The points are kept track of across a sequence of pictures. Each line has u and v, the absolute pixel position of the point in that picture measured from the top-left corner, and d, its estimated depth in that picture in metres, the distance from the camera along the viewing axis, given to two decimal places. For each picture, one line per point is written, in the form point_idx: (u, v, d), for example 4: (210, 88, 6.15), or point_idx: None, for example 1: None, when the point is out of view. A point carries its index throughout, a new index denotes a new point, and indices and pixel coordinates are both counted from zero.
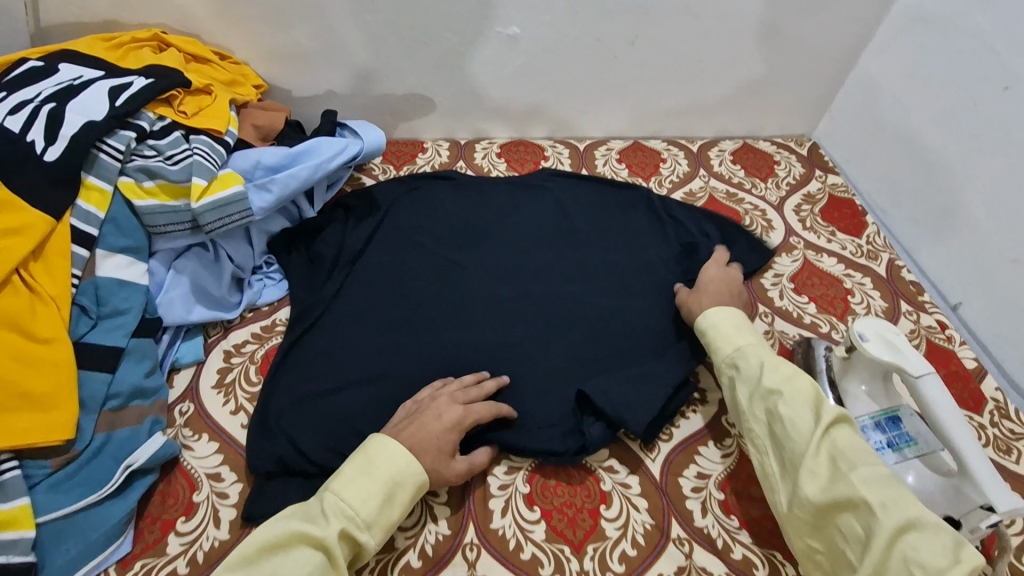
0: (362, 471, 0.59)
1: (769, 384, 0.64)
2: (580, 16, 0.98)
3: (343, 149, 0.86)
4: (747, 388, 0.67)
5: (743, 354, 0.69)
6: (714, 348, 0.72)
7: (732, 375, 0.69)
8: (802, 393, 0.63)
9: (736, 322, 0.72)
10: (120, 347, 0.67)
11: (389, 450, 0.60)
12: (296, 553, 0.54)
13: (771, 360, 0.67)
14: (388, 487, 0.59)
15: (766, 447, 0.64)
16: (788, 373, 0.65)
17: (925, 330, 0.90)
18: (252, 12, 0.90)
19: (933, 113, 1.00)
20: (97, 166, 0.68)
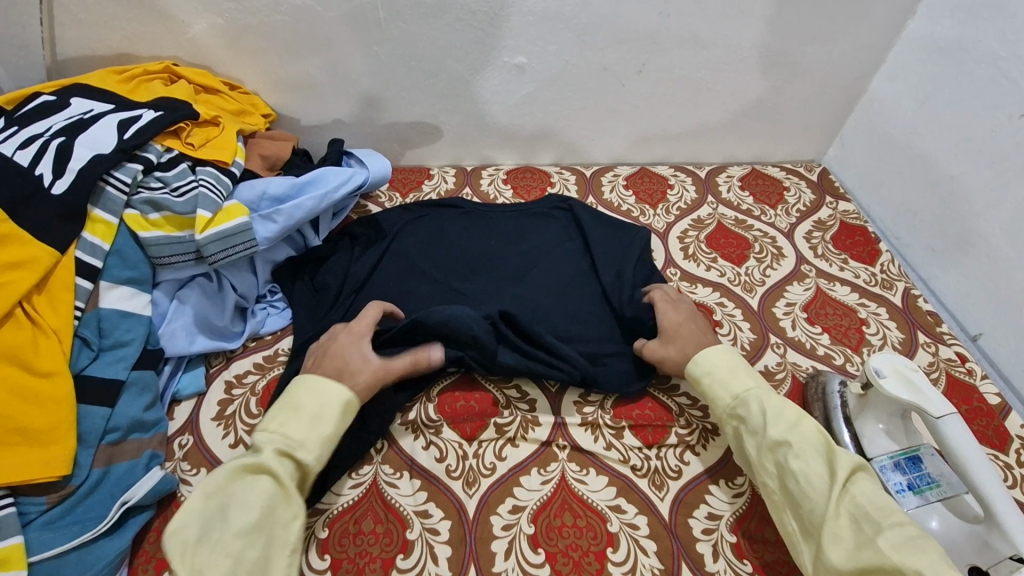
0: (288, 409, 0.62)
1: (774, 435, 0.63)
2: (587, 46, 0.98)
3: (349, 179, 0.86)
4: (754, 439, 0.65)
5: (743, 402, 0.67)
6: (712, 397, 0.70)
7: (737, 425, 0.67)
8: (808, 443, 0.62)
9: (730, 364, 0.71)
10: (120, 379, 0.66)
11: (308, 387, 0.64)
12: (240, 481, 0.56)
13: (772, 407, 0.65)
14: (315, 409, 0.62)
15: (783, 504, 0.62)
16: (793, 421, 0.64)
17: (945, 363, 0.87)
18: (262, 44, 0.92)
19: (948, 140, 0.99)
20: (104, 199, 0.68)
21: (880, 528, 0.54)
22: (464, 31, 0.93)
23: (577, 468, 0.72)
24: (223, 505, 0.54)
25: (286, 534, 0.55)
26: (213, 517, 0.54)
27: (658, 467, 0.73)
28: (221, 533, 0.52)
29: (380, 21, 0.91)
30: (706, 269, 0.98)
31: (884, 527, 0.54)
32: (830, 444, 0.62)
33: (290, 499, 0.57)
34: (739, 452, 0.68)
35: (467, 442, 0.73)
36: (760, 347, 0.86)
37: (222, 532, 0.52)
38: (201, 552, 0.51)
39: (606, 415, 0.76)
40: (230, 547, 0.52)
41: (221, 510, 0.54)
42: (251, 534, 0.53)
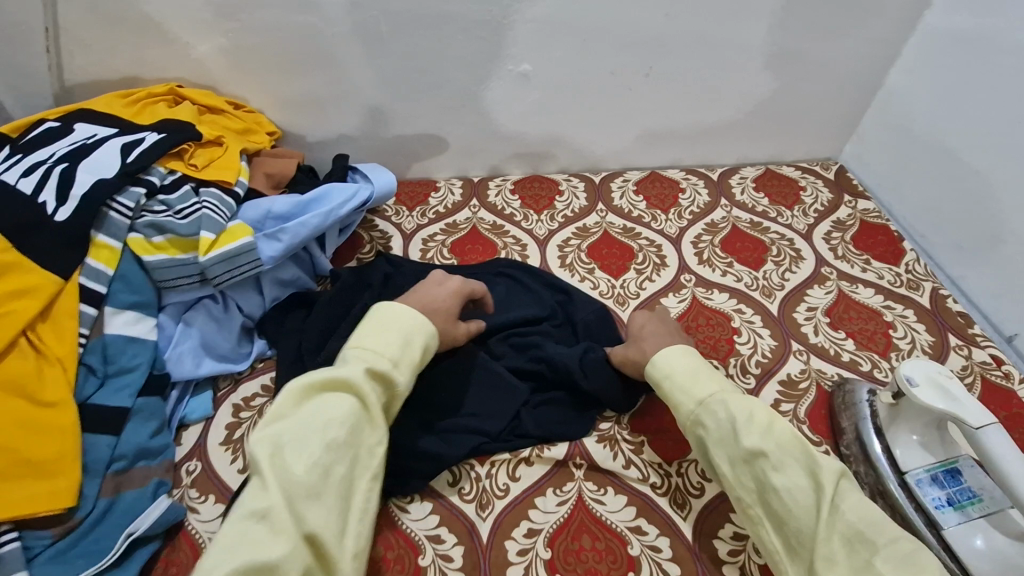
0: (377, 327, 0.65)
1: (749, 447, 0.61)
2: (593, 52, 0.97)
3: (354, 195, 0.85)
4: (725, 451, 0.63)
5: (707, 409, 0.65)
6: (674, 403, 0.68)
7: (701, 434, 0.65)
8: (783, 453, 0.60)
9: (691, 367, 0.69)
10: (126, 407, 0.65)
11: (399, 312, 0.67)
12: (330, 398, 0.58)
13: (737, 414, 0.63)
14: (402, 337, 0.64)
15: (761, 520, 0.60)
16: (765, 428, 0.62)
17: (980, 366, 0.83)
18: (266, 63, 0.91)
19: (973, 132, 0.95)
20: (107, 224, 0.68)
21: (875, 548, 0.54)
22: (468, 42, 0.92)
23: (595, 487, 0.69)
24: (312, 417, 0.56)
25: (370, 460, 0.58)
26: (303, 425, 0.56)
27: (679, 484, 0.70)
28: (314, 443, 0.54)
29: (383, 34, 0.90)
30: (722, 274, 0.95)
31: (881, 548, 0.54)
32: (808, 451, 0.60)
33: (373, 423, 0.59)
34: (704, 459, 0.67)
35: (479, 463, 0.71)
36: (782, 355, 0.83)
37: (314, 444, 0.54)
38: (290, 459, 0.53)
39: (624, 429, 0.74)
40: (322, 459, 0.54)
41: (311, 422, 0.56)
42: (342, 452, 0.56)
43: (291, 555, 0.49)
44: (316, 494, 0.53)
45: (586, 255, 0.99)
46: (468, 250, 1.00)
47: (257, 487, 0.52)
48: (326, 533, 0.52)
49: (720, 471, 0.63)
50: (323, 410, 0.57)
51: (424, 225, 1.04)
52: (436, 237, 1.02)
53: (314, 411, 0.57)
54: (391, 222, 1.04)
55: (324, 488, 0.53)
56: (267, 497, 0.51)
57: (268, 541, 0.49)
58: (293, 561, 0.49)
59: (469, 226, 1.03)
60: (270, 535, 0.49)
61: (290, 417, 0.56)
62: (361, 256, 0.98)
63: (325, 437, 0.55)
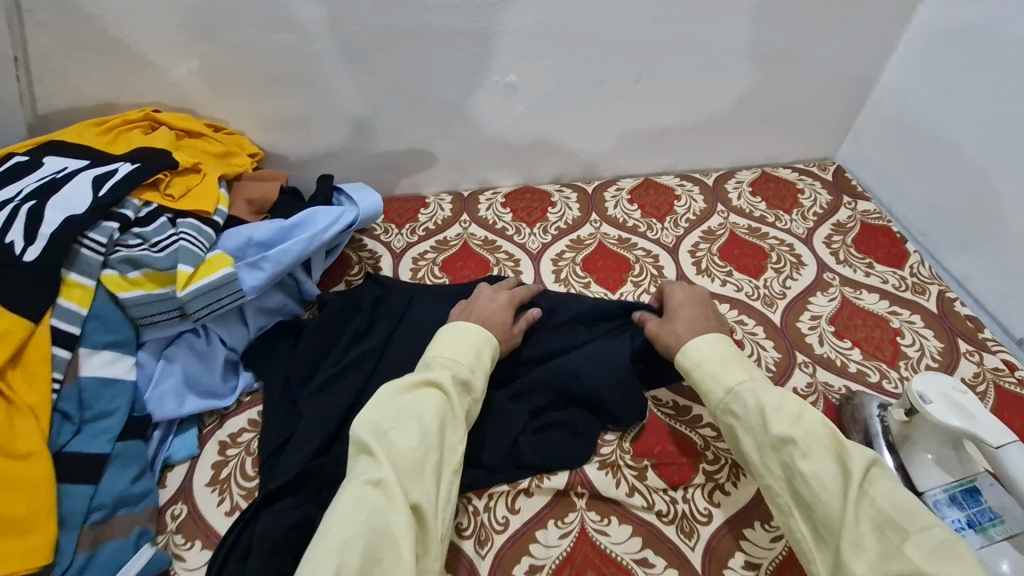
0: (451, 339, 0.70)
1: (777, 434, 0.59)
2: (581, 59, 0.94)
3: (340, 217, 0.82)
4: (753, 439, 0.61)
5: (737, 398, 0.63)
6: (704, 392, 0.66)
7: (731, 422, 0.63)
8: (814, 440, 0.58)
9: (721, 356, 0.67)
10: (104, 453, 0.63)
11: (469, 327, 0.72)
12: (420, 395, 0.63)
13: (767, 401, 0.61)
14: (475, 347, 0.70)
15: (788, 508, 0.58)
16: (795, 415, 0.60)
17: (991, 373, 0.80)
18: (244, 84, 0.89)
19: (974, 128, 0.92)
20: (79, 262, 0.65)
21: (907, 535, 0.52)
22: (452, 55, 0.90)
23: (598, 518, 0.67)
24: (408, 407, 0.61)
25: (453, 455, 0.62)
26: (399, 417, 0.61)
27: (685, 511, 0.67)
28: (412, 427, 0.60)
29: (364, 49, 0.87)
30: (722, 284, 0.92)
31: (912, 535, 0.51)
32: (839, 438, 0.58)
33: (456, 422, 0.64)
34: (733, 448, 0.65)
35: (477, 496, 0.68)
36: (787, 368, 0.80)
37: (411, 434, 0.59)
38: (392, 444, 0.58)
39: (626, 454, 0.71)
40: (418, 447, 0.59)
41: (410, 410, 0.61)
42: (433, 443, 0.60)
43: (401, 521, 0.53)
44: (417, 472, 0.58)
45: (581, 268, 0.96)
46: (460, 267, 0.97)
47: (368, 463, 0.57)
48: (426, 507, 0.56)
49: (748, 458, 0.61)
50: (417, 401, 0.62)
51: (413, 242, 1.01)
52: (426, 255, 0.99)
53: (409, 402, 0.62)
54: (380, 241, 1.01)
55: (423, 468, 0.58)
56: (380, 470, 0.56)
57: (382, 508, 0.53)
58: (402, 527, 0.53)
59: (460, 243, 1.01)
60: (382, 503, 0.54)
61: (386, 409, 0.62)
62: (350, 277, 0.95)
63: (422, 424, 0.60)
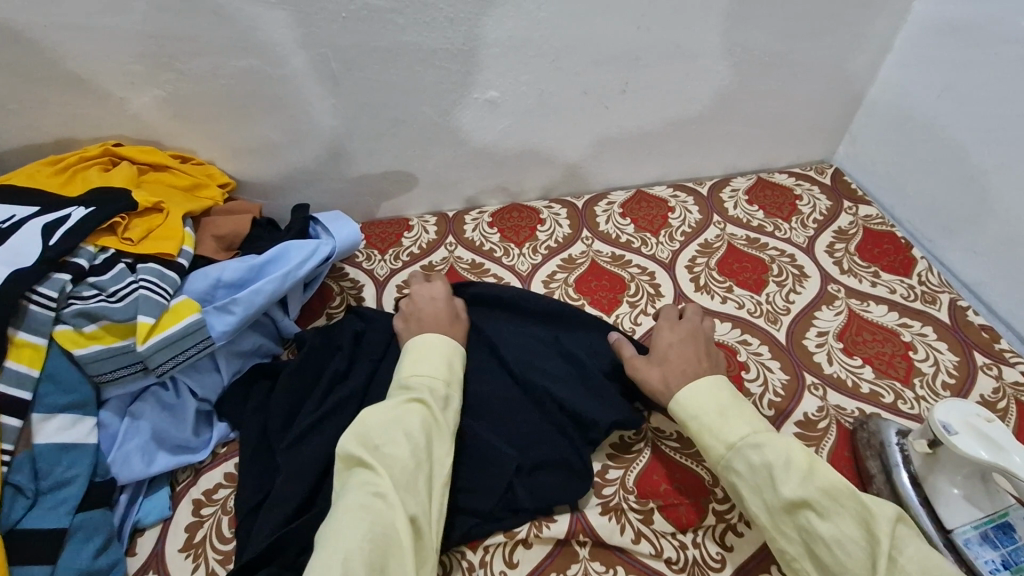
0: (423, 354, 0.67)
1: (790, 495, 0.55)
2: (564, 72, 0.89)
3: (316, 251, 0.76)
4: (761, 499, 0.57)
5: (739, 454, 0.59)
6: (703, 447, 0.62)
7: (734, 481, 0.59)
8: (830, 500, 0.54)
9: (717, 406, 0.62)
10: (62, 527, 0.59)
11: (438, 341, 0.69)
12: (403, 409, 0.61)
13: (773, 457, 0.57)
14: (449, 360, 0.68)
15: (806, 572, 0.55)
16: (806, 472, 0.56)
17: (1012, 388, 0.76)
18: (210, 112, 0.83)
19: (980, 126, 0.87)
20: (28, 319, 0.60)
21: None
22: (428, 72, 0.85)
23: (602, 568, 0.63)
24: (393, 420, 0.59)
25: (443, 468, 0.60)
26: (386, 432, 0.58)
27: (696, 557, 0.63)
28: (401, 442, 0.58)
29: (335, 71, 0.82)
30: (722, 301, 0.88)
31: None
32: (857, 496, 0.54)
33: (442, 435, 0.61)
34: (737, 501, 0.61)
35: (472, 550, 0.64)
36: (796, 391, 0.76)
37: (400, 448, 0.57)
38: (382, 460, 0.56)
39: (631, 496, 0.67)
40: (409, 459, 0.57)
41: (395, 423, 0.59)
42: (422, 455, 0.58)
43: (402, 532, 0.52)
44: (413, 486, 0.56)
45: (574, 289, 0.92)
46: None
47: (365, 477, 0.55)
48: (422, 520, 0.54)
49: (758, 521, 0.57)
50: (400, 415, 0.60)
51: (397, 269, 0.96)
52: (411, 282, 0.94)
53: (395, 415, 0.60)
54: (362, 269, 0.96)
55: (417, 480, 0.56)
56: (377, 482, 0.54)
57: (382, 520, 0.52)
58: (403, 539, 0.51)
59: (445, 267, 0.96)
60: (384, 514, 0.52)
61: (370, 424, 0.59)
62: (331, 310, 0.90)
63: (410, 437, 0.58)
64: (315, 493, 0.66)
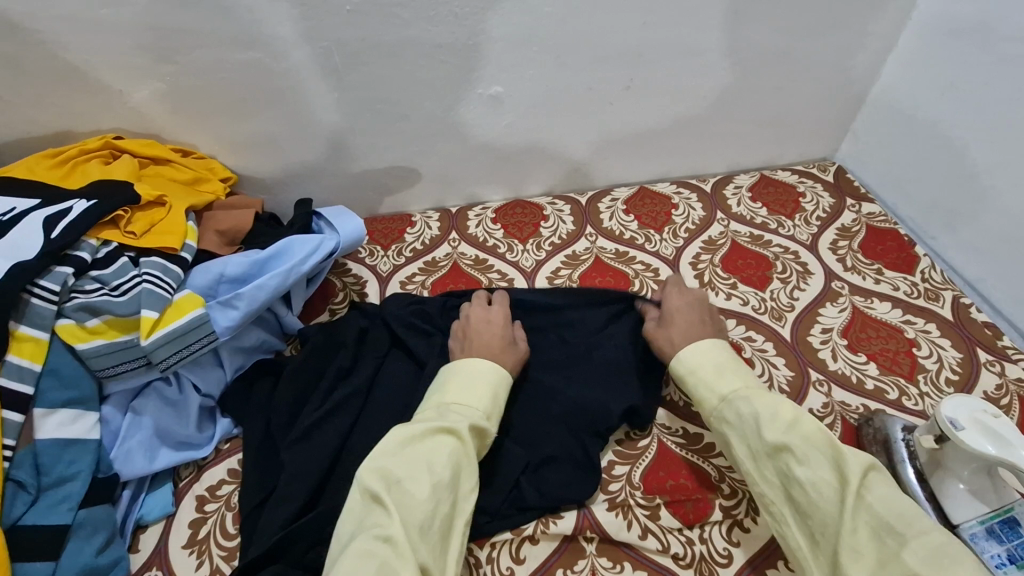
0: (467, 384, 0.66)
1: (772, 440, 0.57)
2: (569, 67, 0.89)
3: (320, 246, 0.75)
4: (746, 444, 0.60)
5: (730, 405, 0.62)
6: (699, 400, 0.65)
7: (723, 427, 0.62)
8: (809, 446, 0.56)
9: (716, 364, 0.66)
10: (65, 524, 0.58)
11: (482, 366, 0.67)
12: (431, 443, 0.59)
13: (758, 405, 0.60)
14: (491, 393, 0.66)
15: (782, 515, 0.57)
16: (791, 421, 0.58)
17: (1015, 384, 0.77)
18: (211, 106, 0.83)
19: (982, 125, 0.88)
20: (29, 313, 0.59)
21: (903, 540, 0.50)
22: (432, 67, 0.85)
23: (609, 564, 0.62)
24: (420, 456, 0.58)
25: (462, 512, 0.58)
26: (411, 467, 0.57)
27: (703, 552, 0.63)
28: (423, 480, 0.56)
29: (338, 66, 0.82)
30: (726, 298, 0.88)
31: (909, 540, 0.50)
32: (836, 443, 0.56)
33: (467, 474, 0.59)
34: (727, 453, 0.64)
35: (479, 546, 0.64)
36: (801, 387, 0.76)
37: (422, 487, 0.56)
38: (401, 500, 0.55)
39: (637, 492, 0.67)
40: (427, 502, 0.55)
41: (421, 458, 0.57)
42: (442, 499, 0.56)
43: None
44: (427, 530, 0.54)
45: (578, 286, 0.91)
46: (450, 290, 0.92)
47: (379, 515, 0.54)
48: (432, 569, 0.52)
49: (742, 464, 0.60)
50: (429, 450, 0.58)
51: (401, 265, 0.96)
52: (415, 278, 0.94)
53: (421, 449, 0.58)
54: (365, 265, 0.96)
55: (432, 526, 0.54)
56: (390, 526, 0.52)
57: (388, 568, 0.50)
58: None
59: (449, 263, 0.95)
60: (391, 562, 0.50)
61: (395, 457, 0.58)
62: (334, 306, 0.90)
63: (434, 475, 0.57)
64: (321, 490, 0.66)
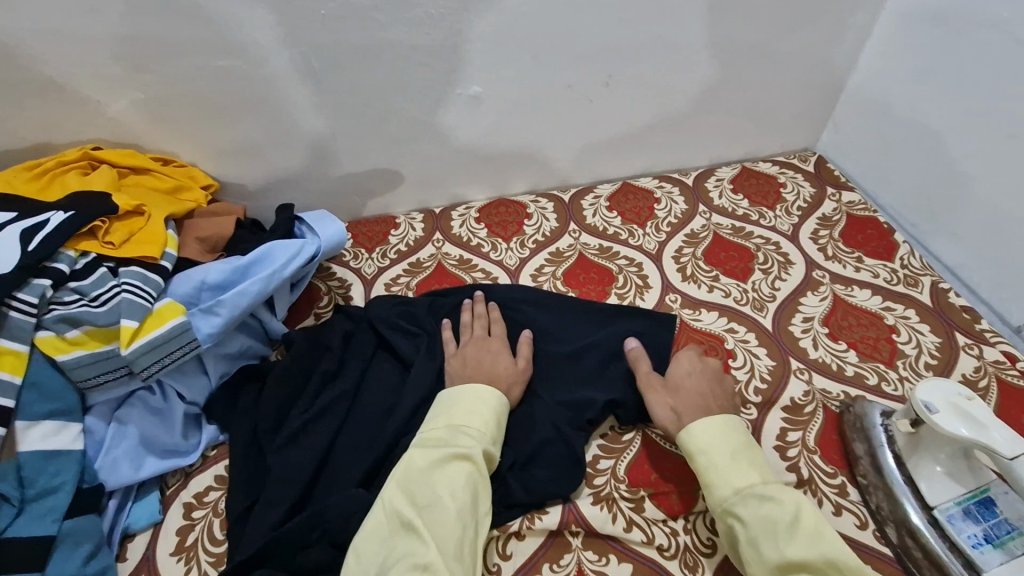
0: (471, 406, 0.66)
1: (792, 556, 0.54)
2: (548, 65, 0.89)
3: (301, 251, 0.76)
4: (757, 550, 0.57)
5: (745, 500, 0.59)
6: (708, 486, 0.62)
7: (733, 524, 0.59)
8: (831, 568, 0.53)
9: (731, 447, 0.63)
10: (51, 535, 0.58)
11: (485, 395, 0.68)
12: (450, 470, 0.61)
13: (777, 512, 0.57)
14: (495, 415, 0.66)
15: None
16: (813, 536, 0.55)
17: (993, 367, 0.78)
18: (189, 114, 0.82)
19: (957, 113, 0.88)
20: (9, 327, 0.59)
21: None
22: (410, 68, 0.85)
23: (595, 557, 0.63)
24: (441, 486, 0.59)
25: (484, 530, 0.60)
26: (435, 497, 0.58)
27: (687, 543, 0.64)
28: (447, 506, 0.58)
29: (315, 69, 0.82)
30: (708, 291, 0.88)
31: None
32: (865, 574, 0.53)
33: (486, 495, 0.61)
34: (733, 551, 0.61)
35: None
36: (782, 377, 0.76)
37: (448, 516, 0.57)
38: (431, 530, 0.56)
39: (621, 485, 0.68)
40: (457, 531, 0.56)
41: (443, 486, 0.59)
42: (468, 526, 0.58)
43: None
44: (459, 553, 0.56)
45: (562, 282, 0.92)
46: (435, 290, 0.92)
47: (412, 545, 0.55)
48: None
49: (750, 571, 0.56)
50: (448, 478, 0.60)
51: (385, 267, 0.96)
52: (399, 280, 0.94)
53: (441, 477, 0.60)
54: (350, 268, 0.96)
55: (465, 552, 0.56)
56: (425, 554, 0.54)
57: None
58: None
59: (433, 264, 0.96)
60: None
61: (418, 488, 0.59)
62: (319, 310, 0.90)
63: (457, 501, 0.58)
64: (308, 491, 0.66)
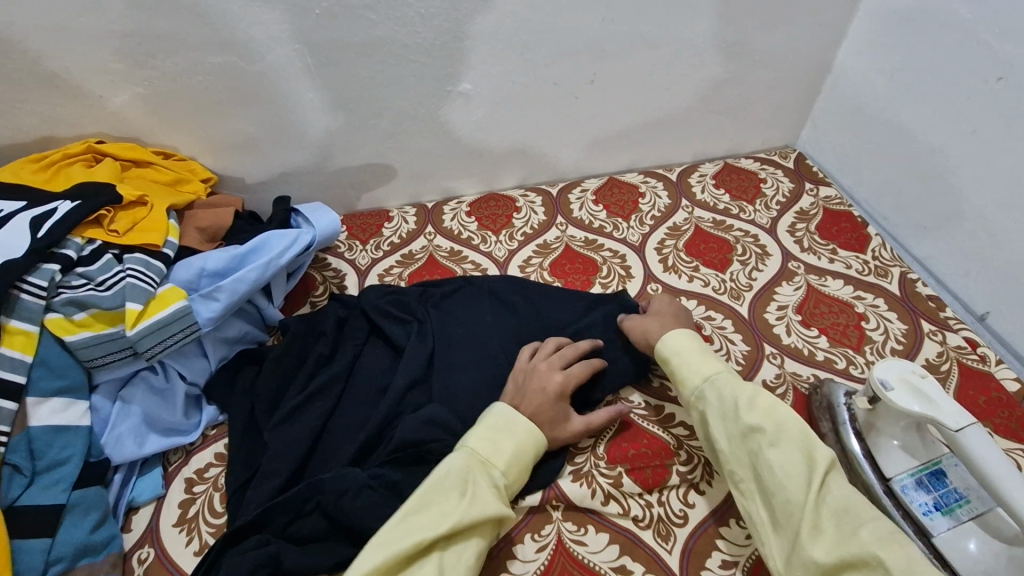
0: (522, 461, 0.65)
1: (748, 422, 0.61)
2: (534, 62, 0.93)
3: (297, 240, 0.79)
4: (724, 426, 0.64)
5: (711, 385, 0.66)
6: (680, 379, 0.69)
7: (704, 409, 0.66)
8: (782, 430, 0.60)
9: (698, 346, 0.70)
10: (60, 503, 0.62)
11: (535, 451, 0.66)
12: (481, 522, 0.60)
13: (733, 392, 0.64)
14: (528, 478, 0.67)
15: (752, 493, 0.60)
16: (766, 407, 0.63)
17: (955, 352, 0.82)
18: (189, 109, 0.86)
19: (926, 110, 0.92)
20: (20, 308, 0.63)
21: (860, 523, 0.54)
22: (401, 66, 0.88)
23: (574, 528, 0.67)
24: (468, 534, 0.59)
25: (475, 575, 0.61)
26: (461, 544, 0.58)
27: (661, 514, 0.68)
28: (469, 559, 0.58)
29: (309, 65, 0.85)
30: (688, 281, 0.92)
31: (868, 521, 0.54)
32: (808, 432, 0.60)
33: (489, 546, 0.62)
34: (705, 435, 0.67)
35: None
36: (755, 361, 0.80)
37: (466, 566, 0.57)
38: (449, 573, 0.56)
39: (600, 462, 0.71)
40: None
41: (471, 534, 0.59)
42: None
43: None
44: None
45: (549, 272, 0.96)
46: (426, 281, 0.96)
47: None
48: None
49: (717, 444, 0.63)
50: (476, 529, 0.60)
51: (378, 258, 0.99)
52: (392, 271, 0.97)
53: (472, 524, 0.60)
54: (345, 259, 1.00)
55: None
56: None
57: None
58: None
59: (425, 255, 0.99)
60: None
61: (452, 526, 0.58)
62: (314, 299, 0.94)
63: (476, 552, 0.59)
64: (303, 467, 0.70)
